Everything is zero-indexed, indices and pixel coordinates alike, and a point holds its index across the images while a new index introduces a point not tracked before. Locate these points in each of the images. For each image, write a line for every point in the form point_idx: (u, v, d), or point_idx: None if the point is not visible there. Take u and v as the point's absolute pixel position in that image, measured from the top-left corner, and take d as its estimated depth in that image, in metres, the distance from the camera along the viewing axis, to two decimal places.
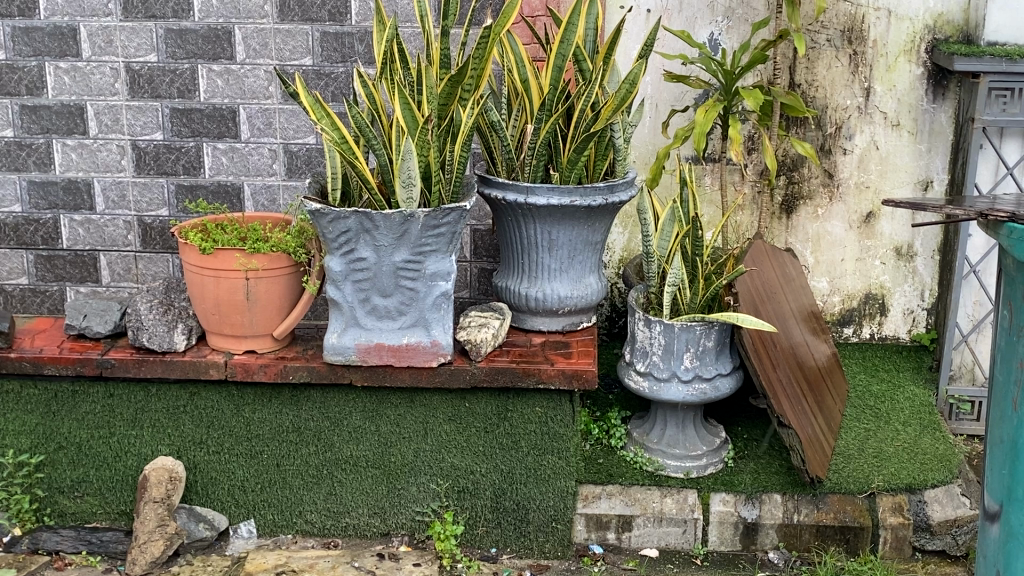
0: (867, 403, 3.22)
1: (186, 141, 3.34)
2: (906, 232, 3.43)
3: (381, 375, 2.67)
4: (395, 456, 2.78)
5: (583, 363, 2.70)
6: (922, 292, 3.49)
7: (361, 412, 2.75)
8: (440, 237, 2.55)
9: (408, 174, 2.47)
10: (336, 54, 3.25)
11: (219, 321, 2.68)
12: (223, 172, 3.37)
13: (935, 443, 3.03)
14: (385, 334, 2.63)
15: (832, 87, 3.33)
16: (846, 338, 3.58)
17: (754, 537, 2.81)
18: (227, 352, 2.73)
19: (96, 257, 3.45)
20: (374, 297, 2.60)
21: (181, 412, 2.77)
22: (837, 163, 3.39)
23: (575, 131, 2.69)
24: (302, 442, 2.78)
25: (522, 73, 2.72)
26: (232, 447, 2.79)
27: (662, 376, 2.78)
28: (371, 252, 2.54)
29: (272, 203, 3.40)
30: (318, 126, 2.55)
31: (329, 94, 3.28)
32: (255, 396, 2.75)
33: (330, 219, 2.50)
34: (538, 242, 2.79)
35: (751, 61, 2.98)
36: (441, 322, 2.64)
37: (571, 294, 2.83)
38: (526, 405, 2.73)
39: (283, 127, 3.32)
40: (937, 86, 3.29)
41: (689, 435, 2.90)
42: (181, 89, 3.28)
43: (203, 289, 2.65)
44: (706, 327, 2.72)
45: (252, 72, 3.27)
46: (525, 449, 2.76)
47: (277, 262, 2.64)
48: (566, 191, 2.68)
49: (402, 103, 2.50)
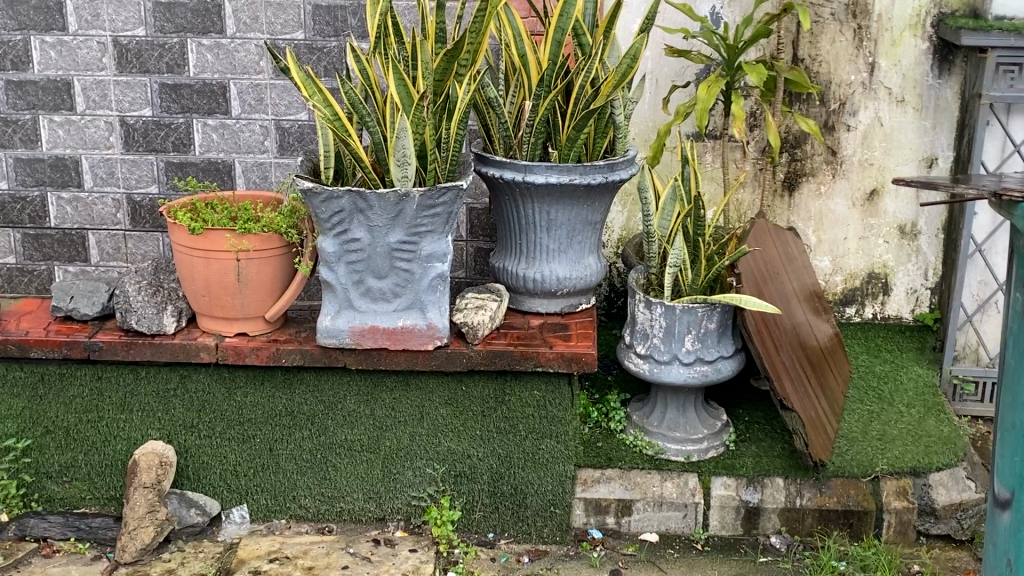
0: (871, 385, 3.17)
1: (176, 117, 3.26)
2: (910, 210, 3.37)
3: (376, 358, 2.61)
4: (391, 440, 2.72)
5: (582, 345, 2.64)
6: (926, 271, 3.43)
7: (356, 396, 2.69)
8: (436, 217, 2.49)
9: (403, 152, 2.40)
10: (328, 27, 3.19)
11: (209, 303, 2.61)
12: (213, 149, 3.30)
13: (939, 425, 2.98)
14: (380, 316, 2.57)
15: (835, 62, 3.26)
16: (848, 318, 3.52)
17: (756, 521, 2.76)
18: (218, 334, 2.66)
19: (85, 236, 3.38)
20: (368, 278, 2.54)
21: (171, 396, 2.71)
22: (840, 140, 3.33)
23: (574, 109, 2.63)
24: (296, 426, 2.72)
25: (519, 48, 2.63)
26: (224, 431, 2.73)
27: (663, 359, 2.72)
28: (365, 233, 2.48)
29: (264, 180, 3.33)
30: (309, 102, 2.47)
31: (321, 68, 3.22)
32: (246, 379, 2.69)
33: (323, 199, 2.43)
34: (536, 222, 2.73)
35: (755, 35, 2.91)
36: (437, 304, 2.59)
37: (569, 275, 2.77)
38: (524, 388, 2.67)
39: (274, 102, 3.25)
40: (943, 61, 3.22)
41: (689, 417, 2.85)
42: (171, 63, 3.21)
43: (193, 271, 2.59)
44: (708, 309, 2.66)
45: (243, 46, 3.20)
46: (523, 433, 2.70)
47: (269, 242, 2.57)
48: (564, 170, 2.61)
49: (397, 78, 2.42)
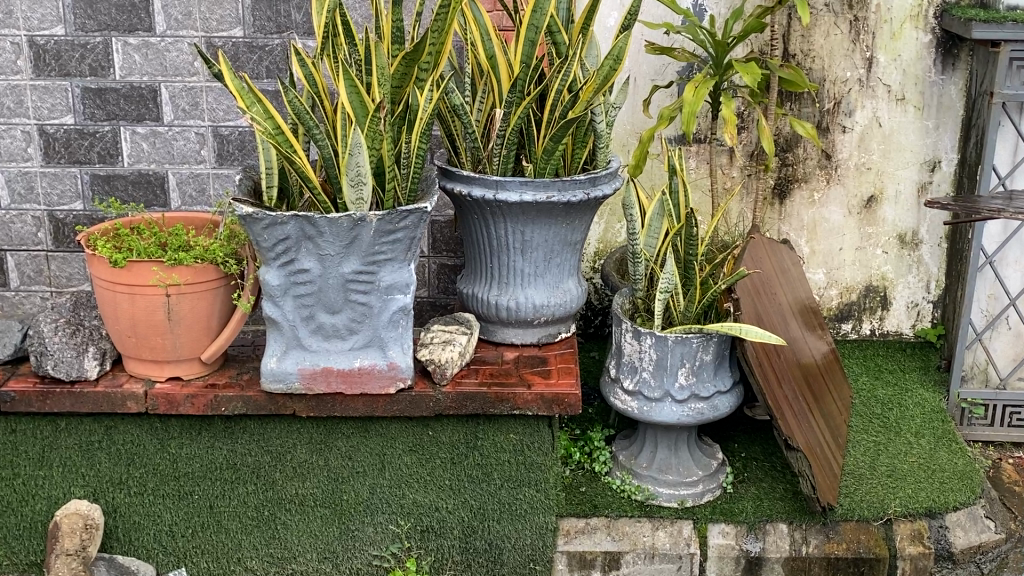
0: (874, 412, 2.90)
1: (101, 125, 3.00)
2: (911, 218, 3.11)
3: (329, 404, 2.30)
4: (347, 493, 2.41)
5: (564, 384, 2.34)
6: (928, 284, 3.17)
7: (307, 445, 2.37)
8: (397, 243, 2.16)
9: (357, 171, 2.08)
10: (269, 24, 2.92)
11: (137, 344, 2.27)
12: (143, 160, 3.04)
13: (953, 457, 2.72)
14: (333, 357, 2.26)
15: (830, 57, 2.98)
16: (844, 335, 3.25)
17: (758, 573, 2.46)
18: (147, 380, 2.33)
19: (3, 258, 3.13)
20: (319, 314, 2.22)
21: (96, 449, 2.37)
22: (836, 143, 3.05)
23: (551, 116, 2.32)
24: (238, 481, 2.40)
25: (487, 47, 2.30)
26: (157, 487, 2.40)
27: (654, 396, 2.41)
28: (316, 263, 2.16)
29: (201, 194, 3.07)
30: (247, 115, 2.13)
31: (262, 69, 2.94)
32: (181, 429, 2.36)
33: (265, 226, 2.10)
34: (508, 244, 2.42)
35: (746, 29, 2.63)
36: (399, 341, 2.27)
37: (548, 301, 2.46)
38: (499, 432, 2.37)
39: (211, 107, 2.99)
40: (947, 55, 2.95)
41: (682, 457, 2.55)
42: (93, 65, 2.94)
43: (116, 309, 2.24)
44: (704, 339, 2.36)
45: (174, 45, 2.93)
46: (498, 481, 2.40)
47: (204, 274, 2.23)
48: (541, 185, 2.30)
49: (348, 84, 2.09)
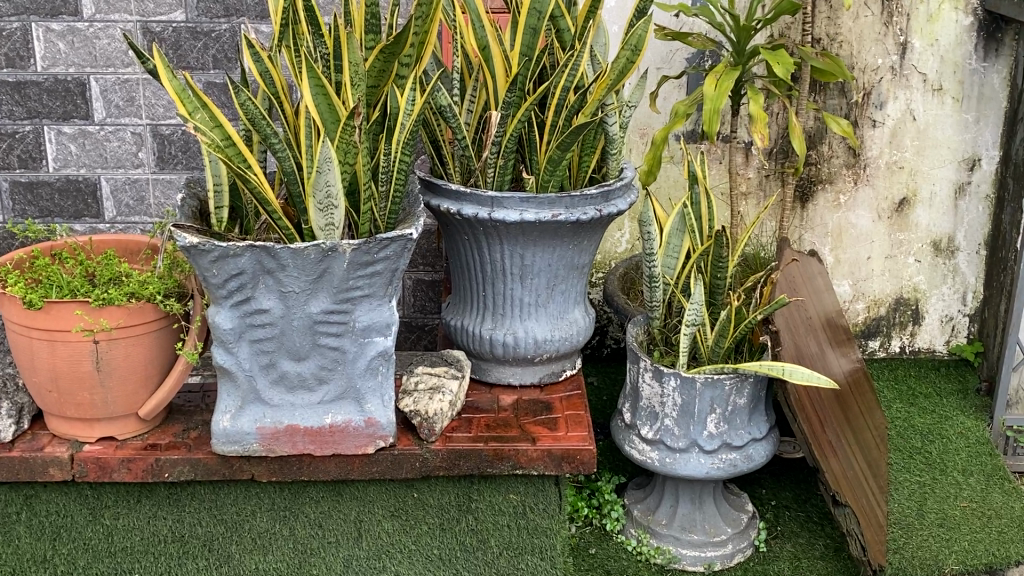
0: (914, 446, 2.56)
1: (21, 124, 2.58)
2: (947, 223, 2.80)
3: (294, 467, 1.92)
4: (317, 568, 2.03)
5: (575, 438, 1.97)
6: (964, 296, 2.87)
7: (269, 512, 1.99)
8: (376, 277, 1.77)
9: (326, 191, 1.68)
10: (216, 6, 2.51)
11: (61, 401, 1.87)
12: (71, 164, 2.63)
13: (1008, 500, 2.38)
14: (299, 413, 1.88)
15: (859, 41, 2.63)
16: (871, 353, 2.95)
17: None
18: (73, 442, 1.93)
19: None
20: (281, 361, 1.83)
21: (13, 522, 1.96)
22: (864, 139, 2.72)
23: (555, 118, 1.94)
24: (187, 556, 2.01)
25: (479, 36, 1.91)
26: (89, 565, 2.00)
27: (678, 446, 2.05)
28: (277, 302, 1.76)
29: (140, 203, 2.67)
30: (189, 124, 1.71)
31: (209, 58, 2.54)
32: (116, 498, 1.96)
33: (214, 259, 1.69)
34: (504, 269, 2.04)
35: (777, 10, 2.23)
36: (379, 392, 1.89)
37: (550, 336, 2.10)
38: (496, 492, 2.00)
39: (149, 103, 2.59)
40: (989, 40, 2.62)
41: (707, 513, 2.18)
42: (10, 55, 2.51)
43: (34, 358, 1.84)
44: (738, 380, 1.99)
45: (105, 32, 2.51)
46: (496, 549, 2.03)
47: (140, 317, 1.83)
48: (545, 202, 1.91)
49: (314, 86, 1.68)
